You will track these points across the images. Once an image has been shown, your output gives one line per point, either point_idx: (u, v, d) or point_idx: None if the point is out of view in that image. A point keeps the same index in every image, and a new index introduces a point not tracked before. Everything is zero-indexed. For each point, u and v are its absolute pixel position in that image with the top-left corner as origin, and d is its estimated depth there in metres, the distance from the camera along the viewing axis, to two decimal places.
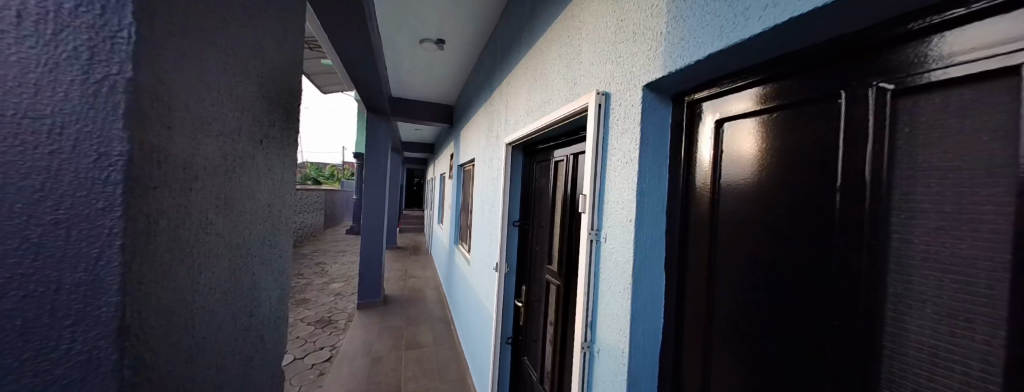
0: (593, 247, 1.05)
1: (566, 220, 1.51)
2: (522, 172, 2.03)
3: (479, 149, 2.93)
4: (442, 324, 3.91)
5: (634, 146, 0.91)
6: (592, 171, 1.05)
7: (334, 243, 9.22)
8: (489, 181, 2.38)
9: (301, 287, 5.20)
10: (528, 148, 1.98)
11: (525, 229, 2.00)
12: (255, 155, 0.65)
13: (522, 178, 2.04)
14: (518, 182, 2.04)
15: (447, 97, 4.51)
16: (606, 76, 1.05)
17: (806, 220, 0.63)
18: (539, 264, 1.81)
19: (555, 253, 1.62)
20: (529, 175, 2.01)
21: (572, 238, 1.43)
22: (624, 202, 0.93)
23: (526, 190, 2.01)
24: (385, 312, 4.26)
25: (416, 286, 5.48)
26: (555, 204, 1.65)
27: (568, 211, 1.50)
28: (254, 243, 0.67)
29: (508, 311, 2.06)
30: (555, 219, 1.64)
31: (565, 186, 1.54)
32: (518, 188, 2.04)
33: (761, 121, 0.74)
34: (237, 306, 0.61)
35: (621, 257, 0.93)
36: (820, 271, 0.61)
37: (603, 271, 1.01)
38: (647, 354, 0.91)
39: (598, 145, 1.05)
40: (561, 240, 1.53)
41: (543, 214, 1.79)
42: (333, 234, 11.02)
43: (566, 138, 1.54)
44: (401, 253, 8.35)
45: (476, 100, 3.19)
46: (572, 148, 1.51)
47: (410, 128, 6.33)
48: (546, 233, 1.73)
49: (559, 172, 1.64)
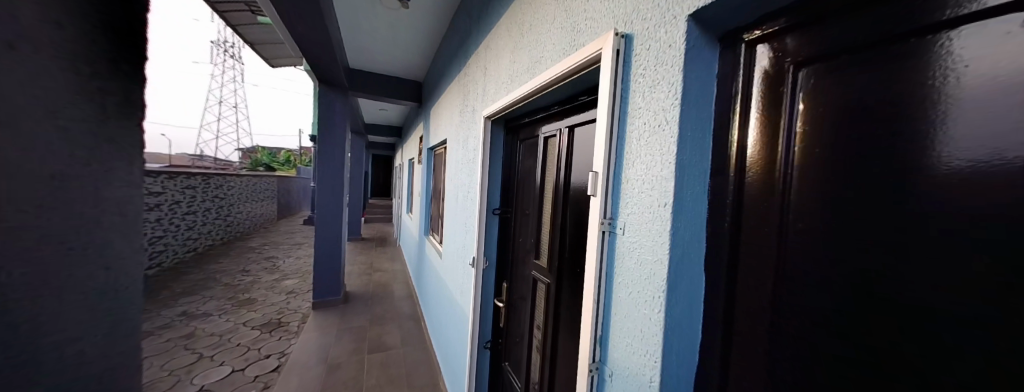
0: (606, 240, 0.80)
1: (560, 207, 1.25)
2: (505, 152, 1.73)
3: (451, 128, 2.59)
4: (412, 321, 3.58)
5: (670, 101, 0.66)
6: (605, 141, 0.80)
7: (289, 235, 8.40)
8: (465, 162, 2.05)
9: (247, 286, 4.60)
10: (511, 123, 1.68)
11: (507, 218, 1.71)
12: (98, 61, 0.31)
13: (504, 159, 1.73)
14: (499, 164, 1.74)
15: (415, 71, 4.05)
16: (626, 11, 0.78)
17: (954, 205, 0.40)
18: (524, 257, 1.54)
19: (545, 245, 1.36)
20: (511, 155, 1.71)
21: (570, 229, 1.18)
22: (655, 181, 0.68)
23: (506, 174, 1.73)
24: (346, 311, 3.83)
25: (383, 280, 5.07)
26: (545, 188, 1.39)
27: (563, 196, 1.24)
28: (109, 238, 0.33)
29: (488, 313, 1.79)
30: (545, 205, 1.38)
31: (559, 166, 1.28)
32: (501, 170, 1.74)
33: (798, 77, 0.56)
34: (59, 374, 0.29)
35: (648, 255, 0.69)
36: (986, 287, 0.38)
37: (617, 272, 0.77)
38: (679, 383, 0.69)
39: (616, 106, 0.79)
40: (554, 230, 1.28)
41: (529, 200, 1.52)
42: (289, 225, 10.09)
43: (560, 108, 1.28)
44: (366, 245, 7.78)
45: (447, 73, 2.82)
46: (567, 120, 1.25)
47: (374, 107, 5.74)
48: (534, 222, 1.47)
49: (550, 149, 1.38)
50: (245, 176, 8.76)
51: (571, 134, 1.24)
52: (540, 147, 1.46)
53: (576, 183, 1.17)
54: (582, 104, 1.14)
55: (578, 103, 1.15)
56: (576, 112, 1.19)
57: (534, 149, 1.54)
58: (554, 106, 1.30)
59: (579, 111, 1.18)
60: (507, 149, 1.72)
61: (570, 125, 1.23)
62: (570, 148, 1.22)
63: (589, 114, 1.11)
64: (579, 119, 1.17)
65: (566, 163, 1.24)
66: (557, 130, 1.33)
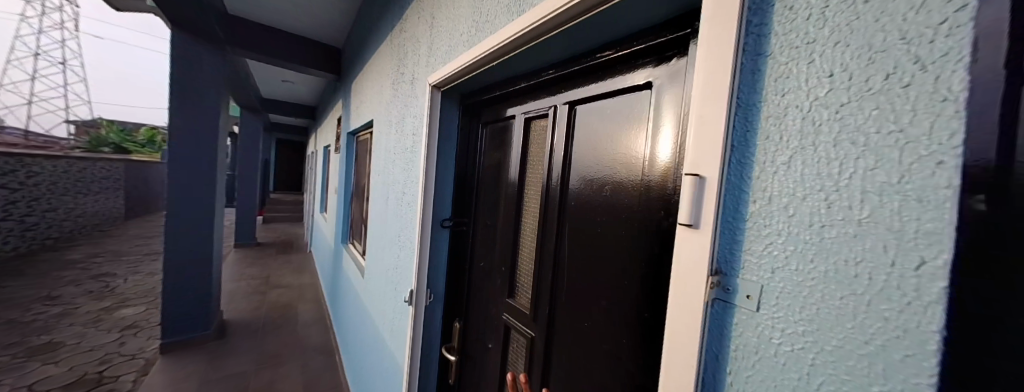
0: (713, 320, 0.39)
1: (558, 224, 0.81)
2: (462, 139, 1.21)
3: (378, 105, 1.94)
4: (322, 357, 2.80)
5: (941, 16, 0.26)
6: (717, 115, 0.38)
7: (144, 242, 6.26)
8: (399, 152, 1.46)
9: (49, 325, 3.08)
10: (470, 98, 1.17)
11: (462, 234, 1.21)
12: None
13: (459, 149, 1.21)
14: (451, 155, 1.21)
15: (329, 34, 3.15)
16: None
17: None
18: (489, 292, 1.07)
19: (526, 278, 0.92)
20: (470, 144, 1.20)
21: (576, 260, 0.76)
22: (881, 207, 0.29)
23: (461, 170, 1.21)
24: (219, 351, 2.80)
25: (284, 300, 4.01)
26: (528, 193, 0.94)
27: (563, 206, 0.81)
28: None
29: (432, 368, 1.26)
30: (527, 218, 0.93)
31: (555, 160, 0.84)
32: (455, 165, 1.21)
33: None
34: None
35: (851, 374, 0.30)
36: None
37: (743, 389, 0.37)
38: None
39: (742, 43, 0.38)
40: (544, 260, 0.85)
41: (498, 209, 1.05)
42: (145, 228, 7.59)
43: (559, 71, 0.83)
44: (264, 252, 6.26)
45: (373, 35, 2.14)
46: (570, 90, 0.82)
47: (273, 78, 4.48)
48: (506, 245, 1.00)
49: (538, 135, 0.94)
50: (67, 159, 6.22)
51: (577, 111, 0.81)
52: (519, 133, 0.99)
53: (587, 189, 0.75)
54: (605, 62, 0.72)
55: (597, 60, 0.73)
56: (590, 76, 0.77)
57: (507, 136, 1.06)
58: (551, 70, 0.85)
59: (594, 76, 0.76)
60: (464, 134, 1.20)
61: (576, 98, 0.80)
62: (577, 132, 0.79)
63: (617, 79, 0.70)
64: (595, 89, 0.75)
65: (571, 156, 0.81)
66: (550, 106, 0.88)
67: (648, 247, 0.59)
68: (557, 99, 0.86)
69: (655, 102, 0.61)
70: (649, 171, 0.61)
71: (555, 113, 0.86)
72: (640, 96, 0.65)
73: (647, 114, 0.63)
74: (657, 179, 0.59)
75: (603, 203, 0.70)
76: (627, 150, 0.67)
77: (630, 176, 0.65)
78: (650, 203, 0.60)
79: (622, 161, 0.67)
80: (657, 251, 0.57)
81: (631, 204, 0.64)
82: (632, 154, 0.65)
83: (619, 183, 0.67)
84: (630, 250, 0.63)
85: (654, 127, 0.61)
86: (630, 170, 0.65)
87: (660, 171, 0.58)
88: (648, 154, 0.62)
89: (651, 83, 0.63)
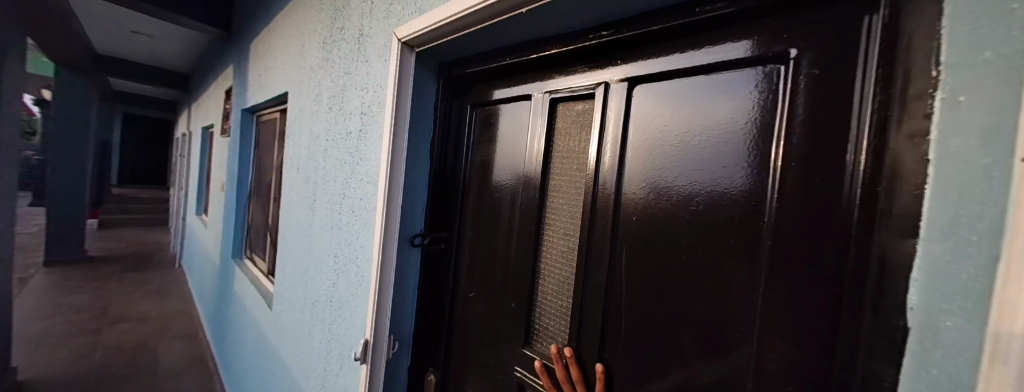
0: None
1: (612, 249, 0.61)
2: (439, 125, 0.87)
3: (294, 74, 1.41)
4: None
5: None
6: None
7: None
8: (337, 139, 1.04)
9: None
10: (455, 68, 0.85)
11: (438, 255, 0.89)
12: None
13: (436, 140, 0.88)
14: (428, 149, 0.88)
15: None
16: None
17: None
18: (485, 336, 0.80)
19: (552, 318, 0.70)
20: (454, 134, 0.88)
21: (644, 299, 0.57)
22: None
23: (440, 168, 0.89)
24: None
25: (131, 340, 2.88)
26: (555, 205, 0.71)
27: (618, 228, 0.61)
28: None
29: None
30: (552, 238, 0.71)
31: (606, 161, 0.63)
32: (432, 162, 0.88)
33: None
34: None
35: None
36: None
37: None
38: None
39: None
40: (587, 297, 0.64)
41: (503, 225, 0.79)
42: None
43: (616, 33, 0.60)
44: (98, 271, 4.51)
45: None
46: (632, 62, 0.60)
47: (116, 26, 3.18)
48: (517, 275, 0.75)
49: (572, 123, 0.70)
50: None
51: (642, 92, 0.59)
52: (540, 121, 0.73)
53: (661, 204, 0.56)
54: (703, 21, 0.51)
55: (689, 19, 0.51)
56: (669, 41, 0.55)
57: (515, 125, 0.78)
58: (607, 31, 0.60)
59: (675, 43, 0.55)
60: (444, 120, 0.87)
61: (645, 72, 0.58)
62: (640, 126, 0.59)
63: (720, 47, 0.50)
64: (680, 60, 0.54)
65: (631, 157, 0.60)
66: (597, 82, 0.65)
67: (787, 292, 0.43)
68: (610, 73, 0.63)
69: (795, 84, 0.43)
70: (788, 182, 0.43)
71: (606, 93, 0.63)
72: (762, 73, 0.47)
73: (778, 98, 0.45)
74: (803, 196, 0.42)
75: (693, 225, 0.52)
76: (736, 153, 0.49)
77: (748, 188, 0.47)
78: (789, 228, 0.43)
79: (725, 165, 0.49)
80: (808, 300, 0.41)
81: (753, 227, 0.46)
82: (748, 160, 0.47)
83: (725, 196, 0.49)
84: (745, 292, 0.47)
85: (799, 119, 0.43)
86: (744, 181, 0.47)
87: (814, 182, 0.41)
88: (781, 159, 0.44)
89: (789, 54, 0.44)
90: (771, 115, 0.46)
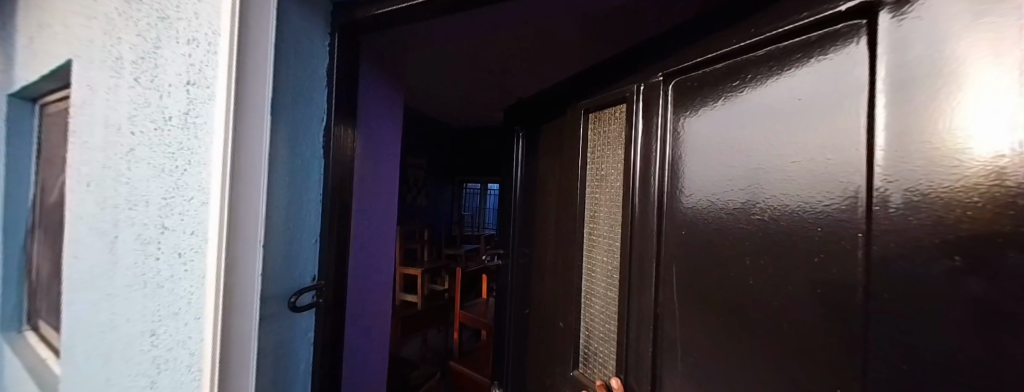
0: None
1: (657, 275, 0.54)
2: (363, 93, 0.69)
3: (81, 31, 0.86)
4: None
5: None
6: None
7: None
8: (149, 129, 0.60)
9: None
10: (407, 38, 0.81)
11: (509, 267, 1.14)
12: None
13: (375, 136, 0.74)
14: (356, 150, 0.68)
15: None
16: None
17: None
18: (550, 350, 0.90)
19: (600, 342, 0.71)
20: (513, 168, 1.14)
21: (692, 339, 0.48)
22: None
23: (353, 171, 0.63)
24: None
25: None
26: (595, 221, 0.75)
27: (658, 245, 0.54)
28: None
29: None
30: (597, 256, 0.74)
31: (641, 173, 0.59)
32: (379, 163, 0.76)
33: None
34: None
35: None
36: None
37: None
38: None
39: None
40: (632, 327, 0.59)
41: (555, 242, 0.93)
42: None
43: None
44: None
45: None
46: (673, 64, 0.54)
47: None
48: (570, 292, 0.83)
49: (601, 138, 0.75)
50: None
51: (676, 88, 0.54)
52: (584, 137, 0.80)
53: (700, 213, 0.47)
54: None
55: None
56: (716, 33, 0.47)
57: (564, 144, 0.90)
58: None
59: (723, 29, 0.46)
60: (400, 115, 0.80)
61: (691, 72, 0.51)
62: (687, 134, 0.51)
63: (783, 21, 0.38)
64: (730, 51, 0.45)
65: (672, 170, 0.53)
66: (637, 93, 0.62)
67: (918, 344, 0.27)
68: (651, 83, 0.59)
69: (923, 40, 0.26)
70: (909, 183, 0.27)
71: (641, 101, 0.61)
72: (842, 34, 0.33)
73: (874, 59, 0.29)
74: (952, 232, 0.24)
75: (747, 244, 0.41)
76: (807, 145, 0.35)
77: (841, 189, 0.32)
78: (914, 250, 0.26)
79: (786, 168, 0.37)
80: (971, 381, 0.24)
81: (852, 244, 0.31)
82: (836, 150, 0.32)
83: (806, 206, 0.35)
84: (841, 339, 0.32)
85: (939, 91, 0.25)
86: (842, 196, 0.32)
87: (969, 193, 0.23)
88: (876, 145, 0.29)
89: (880, 4, 0.29)
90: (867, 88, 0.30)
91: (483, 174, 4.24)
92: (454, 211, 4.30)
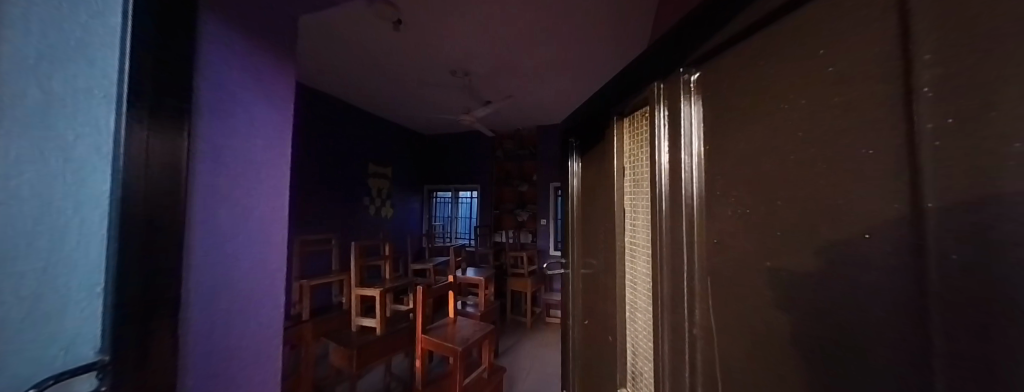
0: None
1: (690, 286, 0.45)
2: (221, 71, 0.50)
3: None
4: None
5: None
6: None
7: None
8: None
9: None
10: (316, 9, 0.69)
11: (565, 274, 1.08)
12: None
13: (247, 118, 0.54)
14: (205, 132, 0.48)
15: None
16: None
17: None
18: (597, 365, 0.84)
19: (643, 358, 0.64)
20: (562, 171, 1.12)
21: (731, 362, 0.38)
22: None
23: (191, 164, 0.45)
24: None
25: None
26: (634, 230, 0.67)
27: (690, 259, 0.45)
28: None
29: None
30: (637, 266, 0.66)
31: (669, 176, 0.49)
32: (252, 158, 0.55)
33: None
34: None
35: None
36: None
37: None
38: None
39: None
40: (670, 347, 0.49)
41: (598, 250, 0.83)
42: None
43: None
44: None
45: None
46: (696, 55, 0.45)
47: None
48: (611, 303, 0.75)
49: (632, 141, 0.68)
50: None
51: (704, 83, 0.44)
52: (624, 140, 0.73)
53: (735, 223, 0.37)
54: None
55: None
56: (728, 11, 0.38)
57: (600, 148, 0.84)
58: None
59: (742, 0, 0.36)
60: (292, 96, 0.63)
61: (718, 61, 0.41)
62: (720, 134, 0.40)
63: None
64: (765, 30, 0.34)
65: (699, 170, 0.43)
66: (664, 93, 0.52)
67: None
68: (676, 79, 0.49)
69: None
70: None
71: (665, 97, 0.52)
72: None
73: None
74: None
75: (775, 252, 0.32)
76: (836, 132, 0.26)
77: (884, 179, 0.23)
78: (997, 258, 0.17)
79: (830, 163, 0.26)
80: None
81: (923, 252, 0.21)
82: (876, 131, 0.24)
83: (843, 207, 0.26)
84: (898, 373, 0.23)
85: None
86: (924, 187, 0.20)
87: None
88: (930, 119, 0.20)
89: None
90: (909, 38, 0.22)
91: (449, 182, 4.09)
92: (421, 221, 4.08)
